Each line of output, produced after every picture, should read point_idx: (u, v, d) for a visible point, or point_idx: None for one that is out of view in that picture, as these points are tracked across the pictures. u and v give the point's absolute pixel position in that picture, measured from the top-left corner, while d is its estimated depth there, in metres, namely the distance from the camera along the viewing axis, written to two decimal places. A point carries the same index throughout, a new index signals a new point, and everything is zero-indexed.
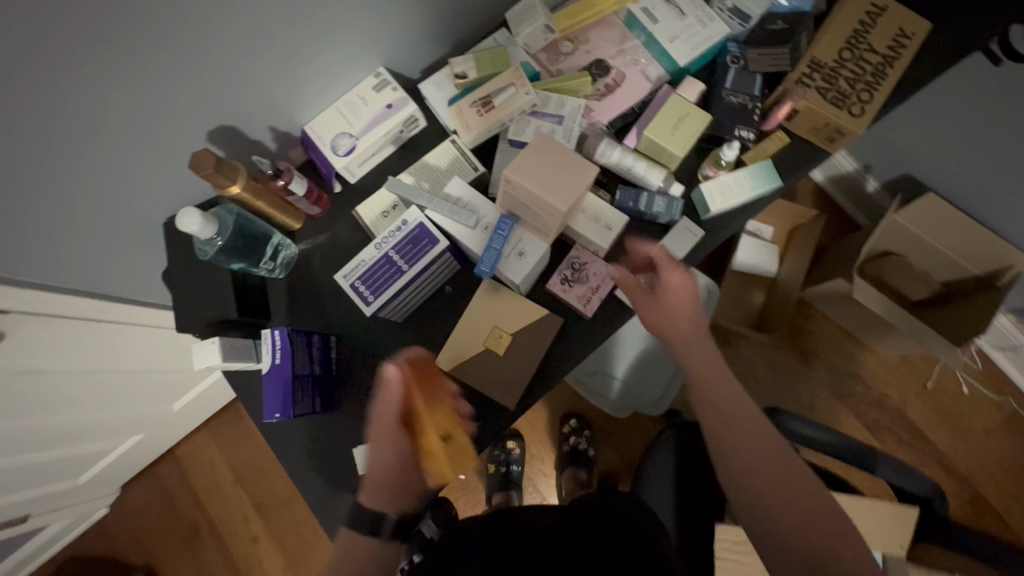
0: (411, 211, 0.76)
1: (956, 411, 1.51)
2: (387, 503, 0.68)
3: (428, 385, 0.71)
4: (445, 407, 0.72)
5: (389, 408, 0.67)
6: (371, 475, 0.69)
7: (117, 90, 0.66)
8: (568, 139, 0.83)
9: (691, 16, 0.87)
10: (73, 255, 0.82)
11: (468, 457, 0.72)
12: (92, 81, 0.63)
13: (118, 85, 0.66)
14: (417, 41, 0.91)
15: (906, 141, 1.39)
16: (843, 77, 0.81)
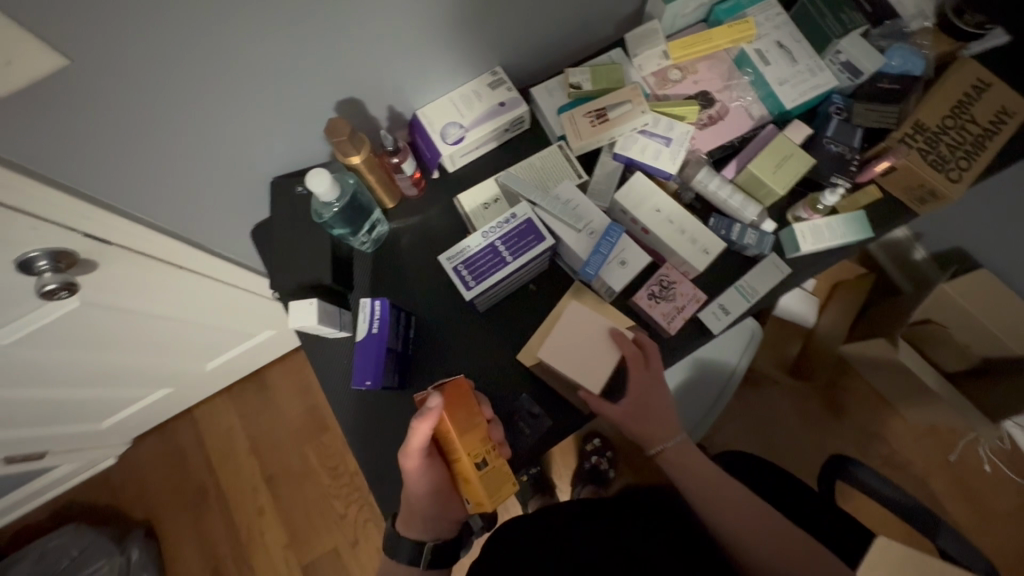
0: (521, 205, 0.78)
1: (977, 488, 1.52)
2: (422, 527, 0.78)
3: (468, 419, 0.70)
4: (485, 436, 0.70)
5: (420, 444, 0.68)
6: (404, 501, 0.77)
7: (272, 40, 0.69)
8: (674, 161, 0.85)
9: (803, 64, 0.90)
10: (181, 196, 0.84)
11: (506, 483, 0.71)
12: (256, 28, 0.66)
13: (276, 34, 0.68)
14: (535, 48, 0.95)
15: (963, 215, 1.42)
16: (944, 143, 0.84)
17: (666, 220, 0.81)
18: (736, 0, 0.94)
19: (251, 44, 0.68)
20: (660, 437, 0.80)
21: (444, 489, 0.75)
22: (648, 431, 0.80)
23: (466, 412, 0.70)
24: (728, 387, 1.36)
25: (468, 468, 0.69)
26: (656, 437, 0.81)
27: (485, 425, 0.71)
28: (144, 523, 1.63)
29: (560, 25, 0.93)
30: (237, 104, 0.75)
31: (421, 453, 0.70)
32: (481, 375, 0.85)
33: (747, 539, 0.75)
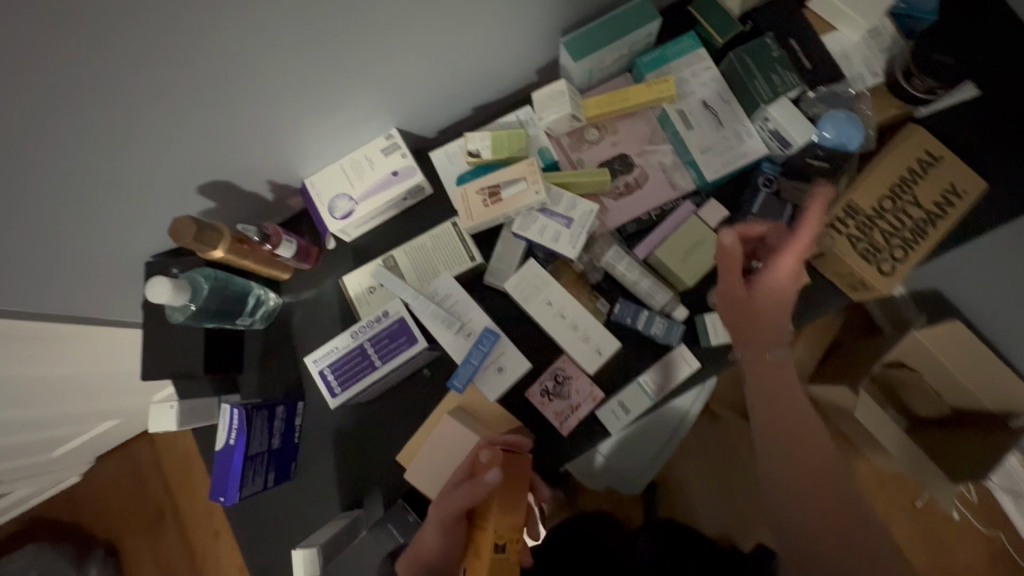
0: (393, 302, 0.72)
1: (944, 538, 1.43)
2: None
3: (513, 491, 0.62)
4: (518, 522, 0.60)
5: (463, 502, 0.59)
6: (405, 556, 0.62)
7: (104, 151, 0.61)
8: (574, 244, 0.77)
9: (729, 128, 0.80)
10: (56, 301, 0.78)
11: None
12: (85, 146, 0.59)
13: (110, 147, 0.61)
14: (435, 106, 0.86)
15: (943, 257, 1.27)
16: (879, 228, 0.74)
17: (558, 314, 0.76)
18: (661, 51, 0.83)
19: (82, 160, 0.60)
20: (770, 340, 0.70)
21: (456, 564, 0.60)
22: (765, 339, 0.70)
23: (514, 485, 0.63)
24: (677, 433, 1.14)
25: (485, 545, 0.57)
26: (756, 343, 0.71)
27: (525, 509, 0.61)
28: (109, 543, 1.66)
29: (461, 81, 0.84)
30: (94, 214, 0.68)
31: (460, 511, 0.59)
32: (368, 467, 0.81)
33: (789, 497, 0.64)
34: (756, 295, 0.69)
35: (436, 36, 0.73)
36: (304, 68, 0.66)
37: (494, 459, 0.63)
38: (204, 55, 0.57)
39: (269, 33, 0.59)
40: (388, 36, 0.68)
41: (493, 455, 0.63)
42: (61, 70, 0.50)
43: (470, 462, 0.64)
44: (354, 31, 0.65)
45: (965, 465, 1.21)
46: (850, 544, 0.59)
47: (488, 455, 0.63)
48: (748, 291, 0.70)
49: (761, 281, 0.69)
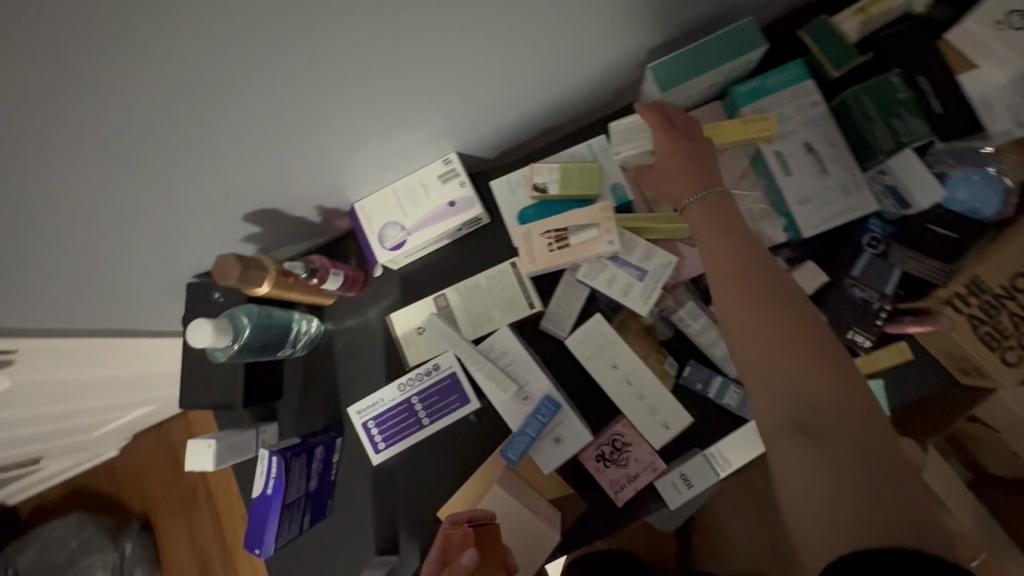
0: (444, 355, 0.67)
1: None
2: None
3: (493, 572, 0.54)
4: None
5: None
6: None
7: (151, 179, 0.56)
8: (646, 301, 0.70)
9: (835, 177, 0.70)
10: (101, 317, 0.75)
11: None
12: (125, 179, 0.54)
13: (151, 177, 0.56)
14: (499, 129, 0.78)
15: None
16: (1010, 311, 0.63)
17: (623, 379, 0.70)
18: (761, 81, 0.73)
19: (128, 188, 0.56)
20: (681, 191, 0.64)
21: None
22: (701, 226, 0.60)
23: (491, 565, 0.55)
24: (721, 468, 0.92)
25: None
26: (676, 193, 0.64)
27: None
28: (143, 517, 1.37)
29: (530, 104, 0.75)
30: (137, 237, 0.64)
31: None
32: (405, 513, 0.77)
33: (768, 383, 0.48)
34: (682, 155, 0.65)
35: (509, 58, 0.65)
36: (366, 94, 0.59)
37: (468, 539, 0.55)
38: (261, 83, 0.52)
39: (332, 61, 0.53)
40: (457, 59, 0.61)
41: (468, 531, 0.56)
42: (114, 106, 0.46)
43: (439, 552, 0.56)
44: (422, 56, 0.58)
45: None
46: (832, 416, 0.44)
47: (459, 534, 0.55)
48: (675, 149, 0.65)
49: (682, 126, 0.66)
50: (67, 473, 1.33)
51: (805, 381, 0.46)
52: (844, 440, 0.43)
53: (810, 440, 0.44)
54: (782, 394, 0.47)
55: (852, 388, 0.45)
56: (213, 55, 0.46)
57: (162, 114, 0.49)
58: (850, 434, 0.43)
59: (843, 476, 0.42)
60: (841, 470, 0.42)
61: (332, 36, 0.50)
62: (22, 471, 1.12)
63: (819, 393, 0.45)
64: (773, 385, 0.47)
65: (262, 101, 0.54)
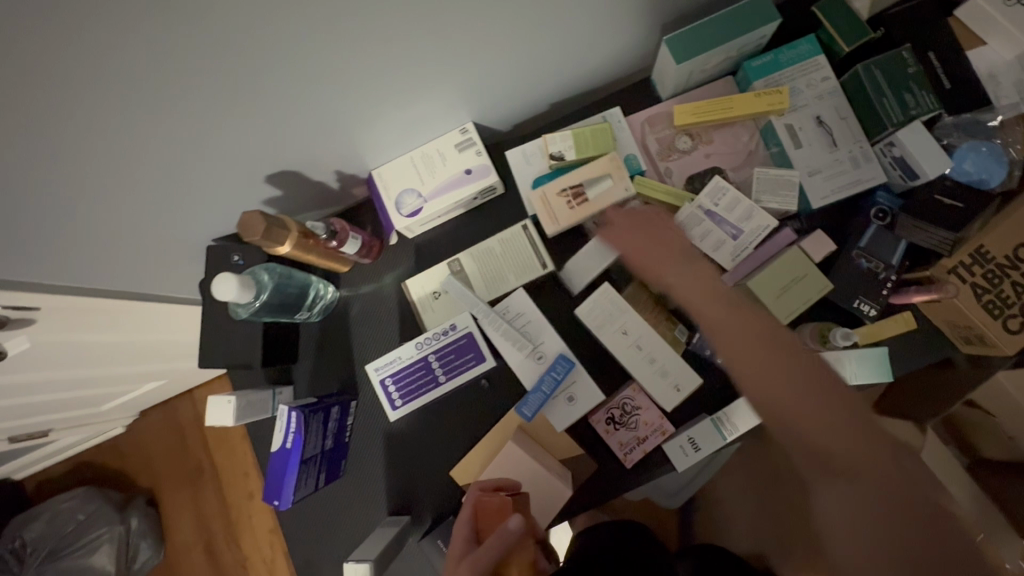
0: (461, 316, 0.69)
1: None
2: None
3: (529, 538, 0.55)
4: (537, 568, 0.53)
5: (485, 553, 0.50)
6: None
7: (181, 137, 0.58)
8: (735, 258, 0.72)
9: (843, 150, 0.72)
10: (125, 278, 0.76)
11: None
12: (154, 135, 0.56)
13: (179, 135, 0.57)
14: (516, 99, 0.79)
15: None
16: (1012, 280, 0.65)
17: (633, 345, 0.71)
18: (773, 56, 0.74)
19: (160, 143, 0.57)
20: (663, 264, 0.70)
21: None
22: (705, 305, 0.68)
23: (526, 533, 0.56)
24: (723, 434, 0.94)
25: None
26: (658, 263, 0.70)
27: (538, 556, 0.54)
28: (149, 493, 1.38)
29: (546, 77, 0.77)
30: (164, 196, 0.65)
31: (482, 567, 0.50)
32: (416, 473, 0.79)
33: (790, 407, 0.62)
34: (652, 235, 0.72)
35: (533, 26, 0.66)
36: (394, 56, 0.61)
37: (504, 509, 0.57)
38: (299, 41, 0.53)
39: (366, 20, 0.54)
40: (483, 24, 0.62)
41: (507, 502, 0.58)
42: (164, 55, 0.47)
43: (471, 518, 0.56)
44: (450, 19, 0.59)
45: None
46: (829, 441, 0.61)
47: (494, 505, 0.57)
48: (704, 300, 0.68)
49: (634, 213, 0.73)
50: (77, 448, 1.34)
51: (811, 410, 0.61)
52: (884, 487, 0.58)
53: (840, 480, 0.61)
54: (806, 436, 0.62)
55: (841, 409, 0.61)
56: (256, 8, 0.48)
57: (206, 66, 0.51)
58: (887, 479, 0.58)
59: (861, 499, 0.59)
60: (859, 495, 0.59)
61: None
62: (35, 441, 1.13)
63: (824, 432, 0.61)
64: (812, 442, 0.61)
65: (297, 59, 0.55)
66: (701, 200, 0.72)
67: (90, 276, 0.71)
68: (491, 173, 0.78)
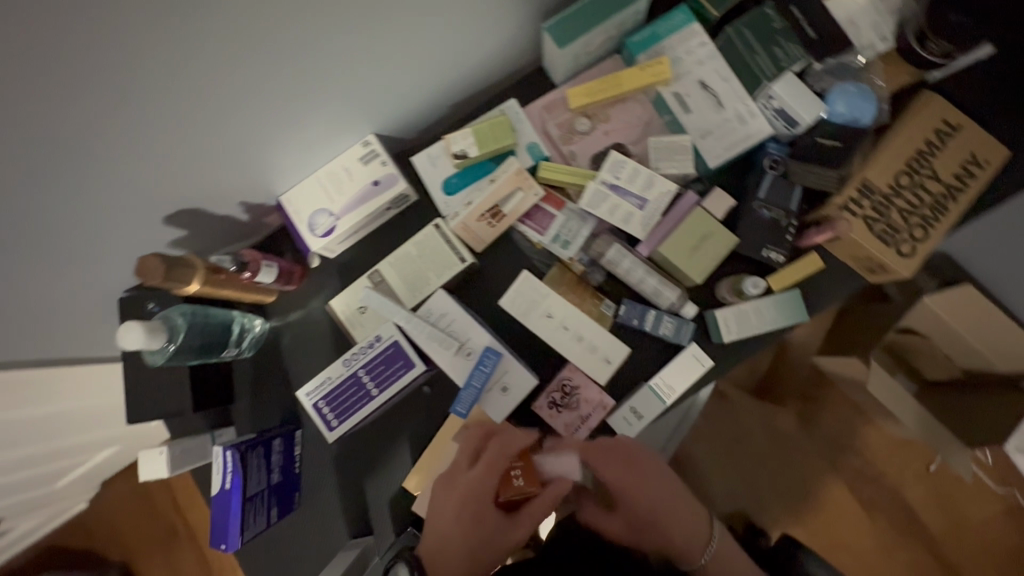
0: (385, 326, 0.68)
1: (968, 515, 1.32)
2: None
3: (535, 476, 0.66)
4: None
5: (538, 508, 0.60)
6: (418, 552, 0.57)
7: (60, 197, 0.55)
8: (646, 227, 0.74)
9: (729, 109, 0.74)
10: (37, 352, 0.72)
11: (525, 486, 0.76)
12: (30, 200, 0.53)
13: (58, 195, 0.55)
14: (413, 105, 0.79)
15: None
16: (896, 207, 0.70)
17: (560, 325, 0.74)
18: (651, 29, 0.77)
19: (38, 207, 0.54)
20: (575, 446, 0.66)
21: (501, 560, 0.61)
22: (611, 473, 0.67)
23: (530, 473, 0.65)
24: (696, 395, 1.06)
25: None
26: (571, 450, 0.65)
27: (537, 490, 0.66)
28: (123, 565, 1.32)
29: (438, 79, 0.77)
30: (57, 261, 0.62)
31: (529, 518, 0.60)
32: (373, 490, 0.78)
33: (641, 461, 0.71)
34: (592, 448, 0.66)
35: (413, 30, 0.67)
36: (277, 78, 0.60)
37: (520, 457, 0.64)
38: (170, 77, 0.52)
39: (237, 45, 0.54)
40: (362, 33, 0.62)
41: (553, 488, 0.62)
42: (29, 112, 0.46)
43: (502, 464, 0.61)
44: (324, 34, 0.59)
45: (989, 426, 1.15)
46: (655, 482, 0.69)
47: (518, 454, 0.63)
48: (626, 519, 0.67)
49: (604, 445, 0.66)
50: (35, 537, 1.27)
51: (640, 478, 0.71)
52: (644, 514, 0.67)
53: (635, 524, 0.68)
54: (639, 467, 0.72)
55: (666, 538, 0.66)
56: (119, 50, 0.47)
57: (79, 116, 0.49)
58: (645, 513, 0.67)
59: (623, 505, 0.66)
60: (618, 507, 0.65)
61: (232, 18, 0.51)
62: None
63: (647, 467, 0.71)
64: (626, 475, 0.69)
65: (173, 96, 0.54)
66: (604, 174, 0.74)
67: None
68: (398, 180, 0.78)
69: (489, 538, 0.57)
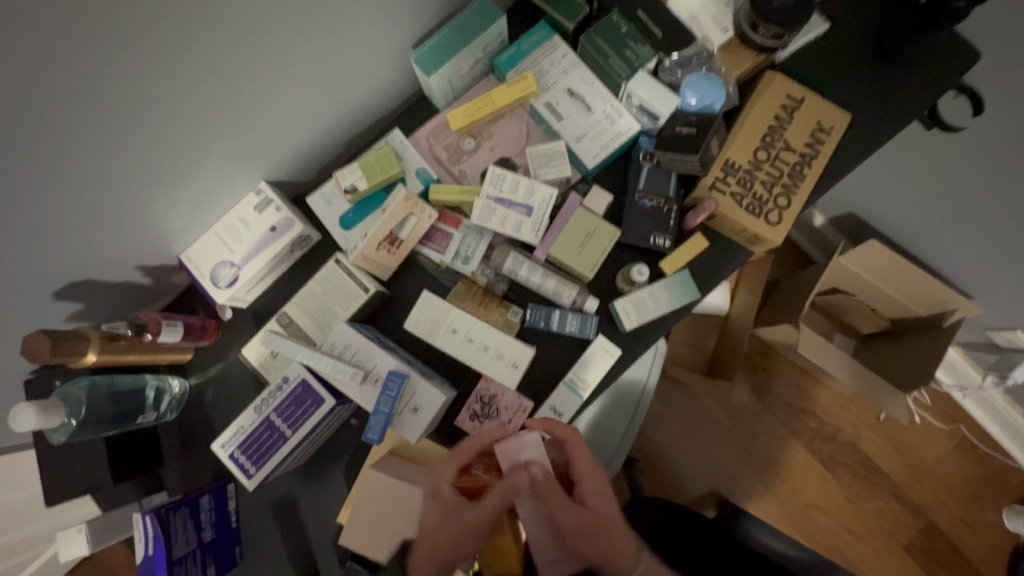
0: (292, 366, 0.69)
1: (921, 455, 1.38)
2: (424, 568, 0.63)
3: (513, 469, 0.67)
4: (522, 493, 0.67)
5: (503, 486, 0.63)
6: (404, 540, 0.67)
7: None
8: (537, 232, 0.78)
9: (598, 111, 0.79)
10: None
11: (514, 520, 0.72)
12: None
13: None
14: (301, 148, 0.82)
15: (859, 187, 1.22)
16: (759, 180, 0.75)
17: (466, 339, 0.76)
18: (515, 47, 0.81)
19: None
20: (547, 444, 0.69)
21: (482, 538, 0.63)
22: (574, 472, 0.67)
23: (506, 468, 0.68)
24: (638, 404, 1.14)
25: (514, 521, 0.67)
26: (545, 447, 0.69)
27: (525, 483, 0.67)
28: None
29: (320, 120, 0.80)
30: None
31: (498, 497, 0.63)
32: (318, 530, 0.78)
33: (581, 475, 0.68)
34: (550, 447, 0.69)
35: (280, 78, 0.69)
36: (147, 141, 0.62)
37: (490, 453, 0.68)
38: (27, 156, 0.53)
39: (92, 117, 0.55)
40: (226, 88, 0.64)
41: (519, 487, 0.63)
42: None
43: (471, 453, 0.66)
44: (185, 95, 0.61)
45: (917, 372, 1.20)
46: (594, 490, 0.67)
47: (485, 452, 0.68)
48: (591, 510, 0.65)
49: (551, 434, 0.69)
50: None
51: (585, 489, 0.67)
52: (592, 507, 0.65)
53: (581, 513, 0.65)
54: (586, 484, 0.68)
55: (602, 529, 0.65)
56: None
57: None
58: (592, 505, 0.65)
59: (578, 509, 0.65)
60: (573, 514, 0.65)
61: (80, 93, 0.52)
62: None
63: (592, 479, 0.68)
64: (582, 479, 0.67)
65: (34, 174, 0.55)
66: (487, 189, 0.78)
67: None
68: (292, 222, 0.79)
69: (455, 516, 0.63)
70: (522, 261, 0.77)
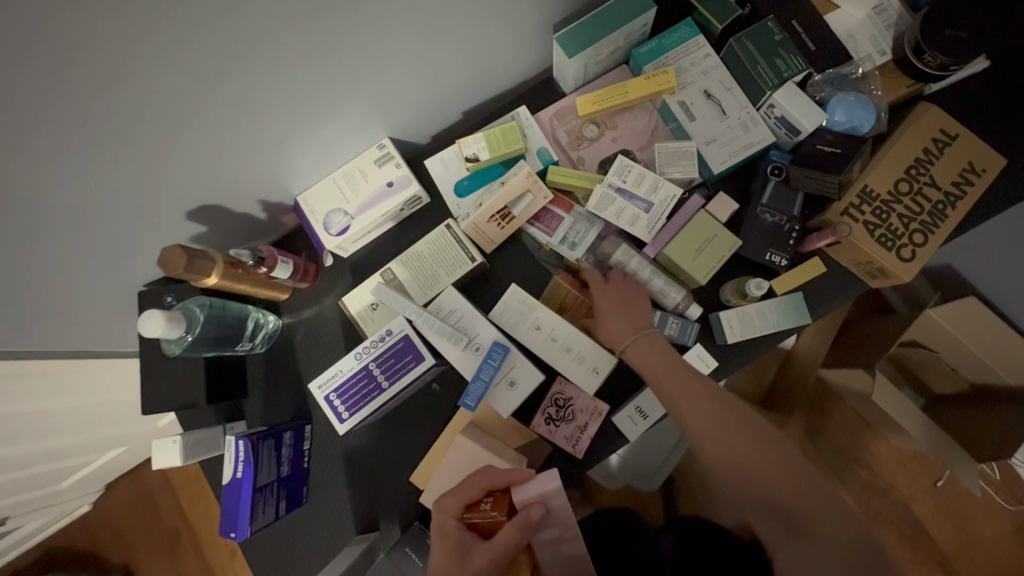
0: (397, 320, 0.70)
1: (977, 531, 1.30)
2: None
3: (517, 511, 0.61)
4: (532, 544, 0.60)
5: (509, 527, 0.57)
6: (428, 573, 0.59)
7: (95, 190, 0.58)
8: (651, 229, 0.76)
9: (734, 117, 0.77)
10: (59, 343, 0.74)
11: None
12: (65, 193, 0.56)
13: (93, 188, 0.58)
14: (427, 110, 0.82)
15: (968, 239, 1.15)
16: (896, 212, 0.72)
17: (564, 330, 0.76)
18: (658, 41, 0.80)
19: (74, 198, 0.57)
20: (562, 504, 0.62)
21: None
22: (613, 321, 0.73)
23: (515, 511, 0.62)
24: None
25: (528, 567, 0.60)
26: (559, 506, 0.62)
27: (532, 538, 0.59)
28: (125, 567, 1.34)
29: (452, 85, 0.81)
30: (87, 253, 0.65)
31: (506, 538, 0.57)
32: (382, 485, 0.79)
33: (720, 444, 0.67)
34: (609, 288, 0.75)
35: (431, 37, 0.70)
36: (308, 79, 0.64)
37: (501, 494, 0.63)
38: (214, 75, 0.55)
39: (272, 46, 0.57)
40: (386, 39, 0.65)
41: (533, 522, 0.58)
42: (78, 99, 0.48)
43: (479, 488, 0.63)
44: (351, 41, 0.62)
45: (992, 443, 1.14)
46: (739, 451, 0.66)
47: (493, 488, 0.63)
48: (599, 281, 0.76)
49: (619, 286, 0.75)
50: (40, 536, 1.28)
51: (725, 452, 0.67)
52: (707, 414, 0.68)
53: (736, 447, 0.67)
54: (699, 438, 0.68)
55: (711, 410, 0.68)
56: (169, 44, 0.49)
57: (125, 107, 0.52)
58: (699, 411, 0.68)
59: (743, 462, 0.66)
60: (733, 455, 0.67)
61: (268, 23, 0.54)
62: None
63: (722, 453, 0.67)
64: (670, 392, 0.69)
65: (210, 95, 0.57)
66: (610, 178, 0.77)
67: (25, 344, 0.69)
68: (411, 181, 0.81)
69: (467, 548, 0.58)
70: (632, 256, 0.76)
